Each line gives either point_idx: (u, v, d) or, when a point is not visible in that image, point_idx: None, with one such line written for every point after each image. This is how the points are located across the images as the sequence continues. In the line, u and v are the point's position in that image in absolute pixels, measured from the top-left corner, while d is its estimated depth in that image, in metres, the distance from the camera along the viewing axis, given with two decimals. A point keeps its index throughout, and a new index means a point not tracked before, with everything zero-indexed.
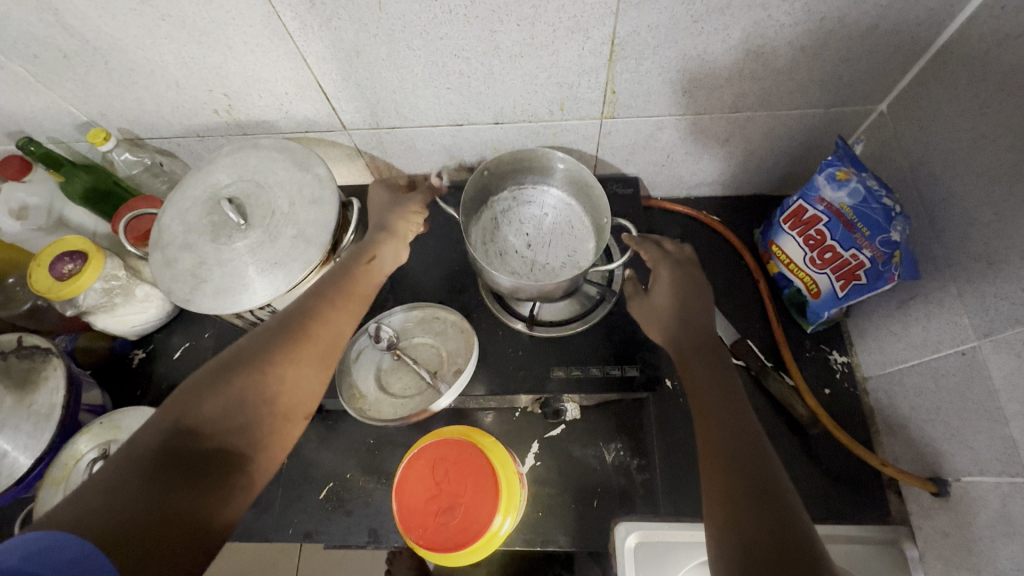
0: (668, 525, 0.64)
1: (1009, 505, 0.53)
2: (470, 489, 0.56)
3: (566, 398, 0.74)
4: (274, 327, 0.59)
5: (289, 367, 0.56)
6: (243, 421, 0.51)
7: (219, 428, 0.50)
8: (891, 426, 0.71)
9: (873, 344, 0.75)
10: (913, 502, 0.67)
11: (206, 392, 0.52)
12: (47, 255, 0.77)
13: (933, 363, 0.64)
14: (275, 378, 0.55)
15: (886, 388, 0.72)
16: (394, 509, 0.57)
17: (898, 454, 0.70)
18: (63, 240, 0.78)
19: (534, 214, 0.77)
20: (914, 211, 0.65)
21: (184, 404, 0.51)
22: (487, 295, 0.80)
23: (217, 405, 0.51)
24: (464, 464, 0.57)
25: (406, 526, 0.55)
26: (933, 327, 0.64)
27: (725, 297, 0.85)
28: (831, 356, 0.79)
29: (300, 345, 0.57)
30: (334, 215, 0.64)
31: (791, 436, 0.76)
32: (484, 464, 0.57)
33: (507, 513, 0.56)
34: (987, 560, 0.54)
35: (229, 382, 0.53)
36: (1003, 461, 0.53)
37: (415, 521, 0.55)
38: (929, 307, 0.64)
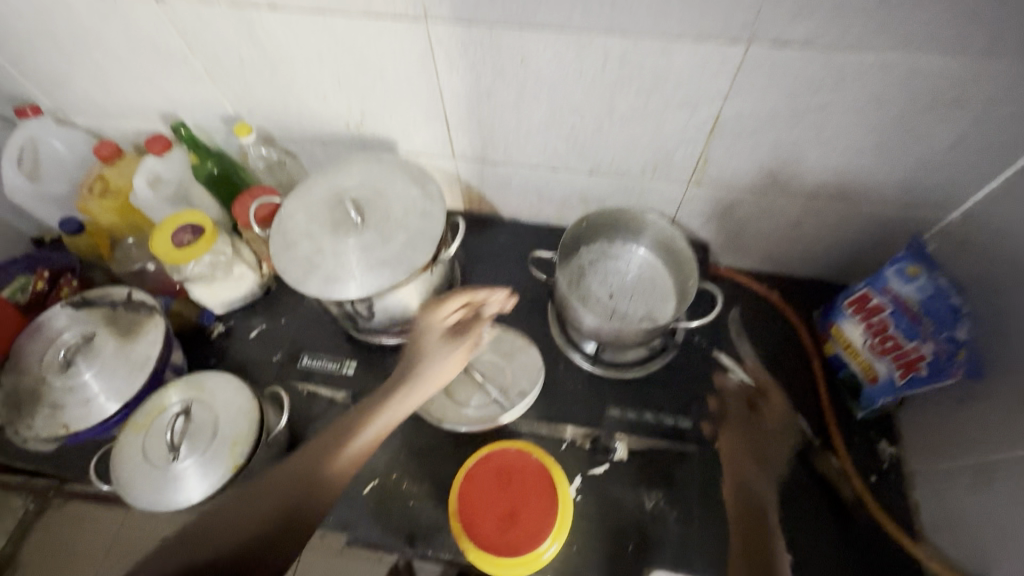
0: None
1: None
2: (530, 499, 0.59)
3: (617, 438, 0.77)
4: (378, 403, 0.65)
5: (300, 484, 0.58)
6: (252, 534, 0.54)
7: (230, 537, 0.54)
8: (938, 525, 0.71)
9: (925, 440, 0.76)
10: None
11: (229, 506, 0.57)
12: (169, 223, 0.85)
13: (989, 466, 0.65)
14: (285, 496, 0.57)
15: (934, 486, 0.73)
16: (455, 505, 0.60)
17: (945, 554, 0.69)
18: (187, 212, 0.87)
19: (620, 268, 0.84)
20: None
21: (219, 510, 0.57)
22: (555, 326, 0.85)
23: (236, 514, 0.56)
24: (531, 479, 0.60)
25: (465, 523, 0.58)
26: (990, 429, 0.65)
27: (778, 369, 0.87)
28: (879, 445, 0.81)
29: (316, 461, 0.60)
30: (439, 230, 0.71)
31: (835, 518, 0.75)
32: (549, 485, 0.60)
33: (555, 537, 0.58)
34: None
35: (250, 497, 0.58)
36: None
37: (474, 522, 0.58)
38: (988, 410, 0.66)
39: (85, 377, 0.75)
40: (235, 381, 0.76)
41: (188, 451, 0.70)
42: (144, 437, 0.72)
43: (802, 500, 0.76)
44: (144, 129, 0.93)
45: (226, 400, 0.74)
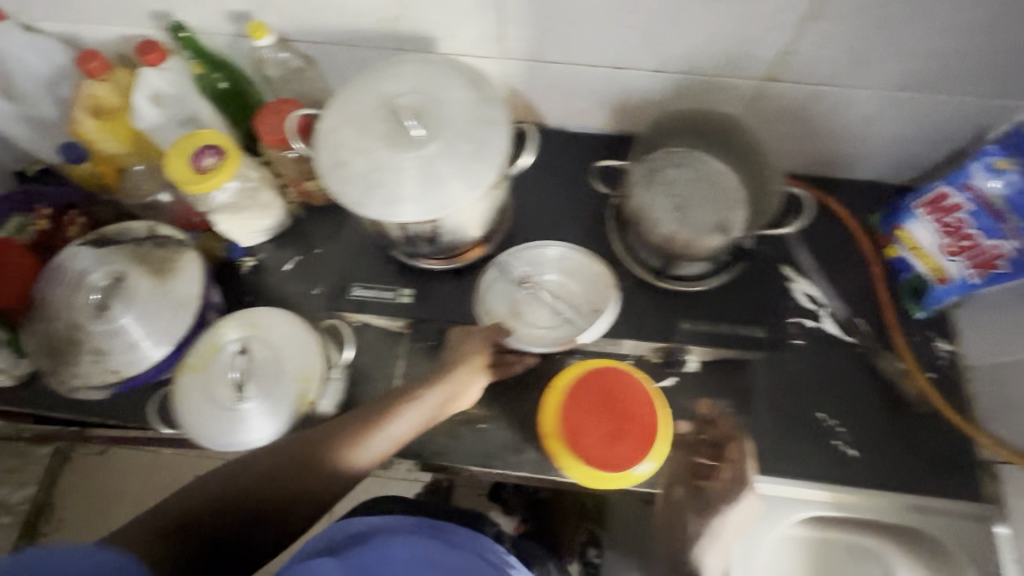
0: (783, 481, 0.76)
1: None
2: (635, 417, 0.58)
3: (689, 350, 0.76)
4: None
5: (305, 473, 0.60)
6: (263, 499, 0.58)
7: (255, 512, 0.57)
8: (995, 412, 0.75)
9: (987, 333, 0.78)
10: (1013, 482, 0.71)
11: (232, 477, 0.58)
12: (184, 146, 0.75)
13: None
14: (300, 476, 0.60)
15: (994, 377, 0.75)
16: (558, 420, 0.58)
17: (1003, 435, 0.73)
18: (201, 133, 0.76)
19: (690, 176, 0.78)
20: None
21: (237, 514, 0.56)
22: (616, 242, 0.81)
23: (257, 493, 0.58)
24: (639, 400, 0.59)
25: (570, 440, 0.58)
26: None
27: (839, 275, 0.86)
28: (935, 343, 0.82)
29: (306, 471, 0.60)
30: (508, 138, 0.65)
31: (897, 413, 0.78)
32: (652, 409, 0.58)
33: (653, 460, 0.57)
34: None
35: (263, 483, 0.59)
36: None
37: (587, 445, 0.58)
38: None
39: (124, 323, 0.69)
40: (292, 316, 0.71)
41: (256, 394, 0.66)
42: (204, 377, 0.68)
43: (862, 399, 0.79)
44: (129, 34, 0.79)
45: (285, 336, 0.70)
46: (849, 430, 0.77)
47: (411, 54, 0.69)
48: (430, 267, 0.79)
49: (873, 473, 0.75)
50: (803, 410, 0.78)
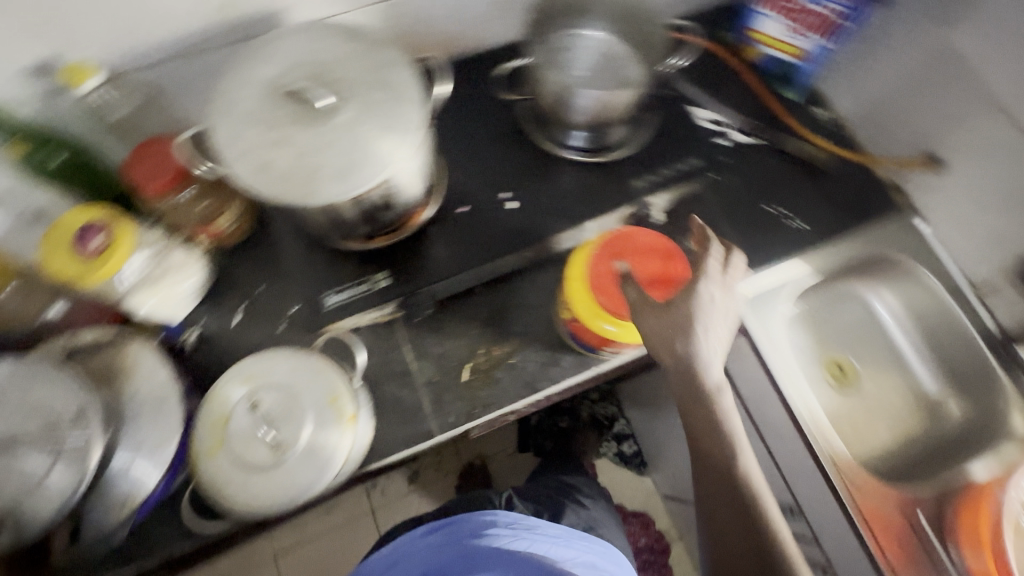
0: (762, 270, 0.83)
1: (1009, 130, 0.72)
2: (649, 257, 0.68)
3: (650, 203, 0.82)
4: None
5: None
6: None
7: None
8: (875, 138, 0.89)
9: (846, 85, 0.91)
10: (915, 186, 0.86)
11: None
12: (71, 228, 0.65)
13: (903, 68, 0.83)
14: None
15: (871, 115, 0.88)
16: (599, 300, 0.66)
17: (889, 148, 0.88)
18: (90, 208, 0.66)
19: (579, 57, 0.80)
20: None
21: None
22: (546, 142, 0.82)
23: None
24: (637, 244, 0.68)
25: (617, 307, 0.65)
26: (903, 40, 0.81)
27: (723, 91, 0.92)
28: (817, 112, 0.92)
29: None
30: (414, 73, 0.62)
31: (821, 178, 0.87)
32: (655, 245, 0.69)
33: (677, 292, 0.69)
34: (993, 175, 0.76)
35: None
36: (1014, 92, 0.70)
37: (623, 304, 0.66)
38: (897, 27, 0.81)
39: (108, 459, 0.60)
40: (298, 352, 0.67)
41: (294, 443, 0.62)
42: (228, 453, 0.62)
43: (778, 176, 0.87)
44: None
45: (287, 373, 0.66)
46: (790, 208, 0.87)
47: (284, 28, 0.67)
48: (375, 245, 0.76)
49: (824, 228, 0.84)
50: (742, 205, 0.85)
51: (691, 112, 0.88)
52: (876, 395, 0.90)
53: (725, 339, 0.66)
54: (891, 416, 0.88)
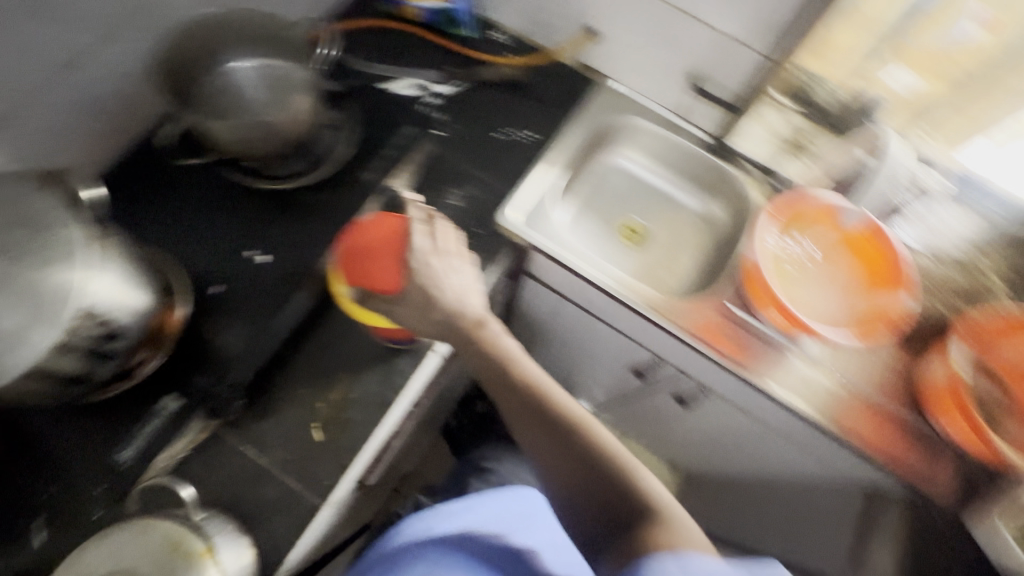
0: (514, 190, 0.89)
1: None
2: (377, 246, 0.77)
3: (392, 186, 0.83)
4: (606, 483, 0.66)
5: None
6: None
7: None
8: (545, 37, 0.98)
9: (497, 4, 0.98)
10: (593, 58, 0.97)
11: None
12: None
13: None
14: None
15: (530, 20, 0.97)
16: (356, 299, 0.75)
17: (558, 39, 0.98)
18: None
19: (244, 92, 0.73)
20: None
21: None
22: (263, 180, 0.80)
23: None
24: (362, 241, 0.76)
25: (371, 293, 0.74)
26: None
27: (410, 60, 0.97)
28: (493, 36, 1.00)
29: None
30: (54, 188, 0.55)
31: (522, 88, 0.96)
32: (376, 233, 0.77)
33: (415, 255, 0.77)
34: (631, 21, 0.88)
35: None
36: None
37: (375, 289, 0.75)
38: None
39: None
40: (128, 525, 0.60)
41: None
42: None
43: (491, 105, 0.95)
44: None
45: (120, 553, 0.58)
46: (515, 126, 0.94)
47: None
48: (128, 380, 0.68)
49: (547, 127, 0.94)
50: (476, 145, 0.91)
51: (386, 88, 0.92)
52: (670, 234, 1.00)
53: (474, 280, 0.79)
54: (688, 245, 0.99)
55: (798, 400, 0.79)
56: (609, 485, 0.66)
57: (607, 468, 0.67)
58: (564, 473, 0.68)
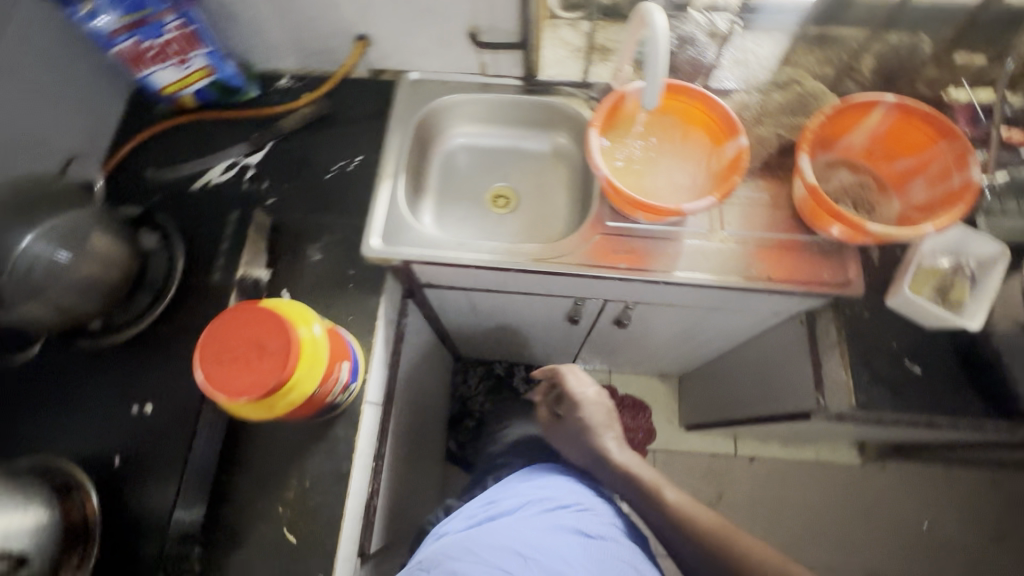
0: (371, 218, 0.86)
1: None
2: (246, 329, 0.59)
3: (248, 271, 0.79)
4: (682, 534, 0.77)
5: None
6: None
7: None
8: (329, 59, 0.95)
9: (266, 50, 0.93)
10: (384, 60, 0.94)
11: None
12: None
13: (272, 10, 0.86)
14: None
15: (306, 53, 0.94)
16: (251, 396, 0.58)
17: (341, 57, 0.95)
18: None
19: (47, 262, 0.62)
20: None
21: None
22: (119, 335, 0.74)
23: None
24: (229, 332, 0.59)
25: (267, 386, 0.58)
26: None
27: (214, 144, 0.93)
28: (279, 83, 0.98)
29: None
30: None
31: (329, 120, 0.94)
32: (242, 317, 0.59)
33: (301, 322, 0.63)
34: (397, 13, 0.84)
35: None
36: None
37: (266, 378, 0.58)
38: None
39: None
40: None
41: None
42: None
43: (310, 149, 0.92)
44: None
45: None
46: (341, 158, 0.92)
47: None
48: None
49: (372, 146, 0.93)
50: (316, 194, 0.89)
51: (202, 184, 0.90)
52: (534, 184, 1.02)
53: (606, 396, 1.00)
54: (554, 185, 1.02)
55: (703, 276, 0.81)
56: (680, 521, 0.78)
57: (655, 498, 0.82)
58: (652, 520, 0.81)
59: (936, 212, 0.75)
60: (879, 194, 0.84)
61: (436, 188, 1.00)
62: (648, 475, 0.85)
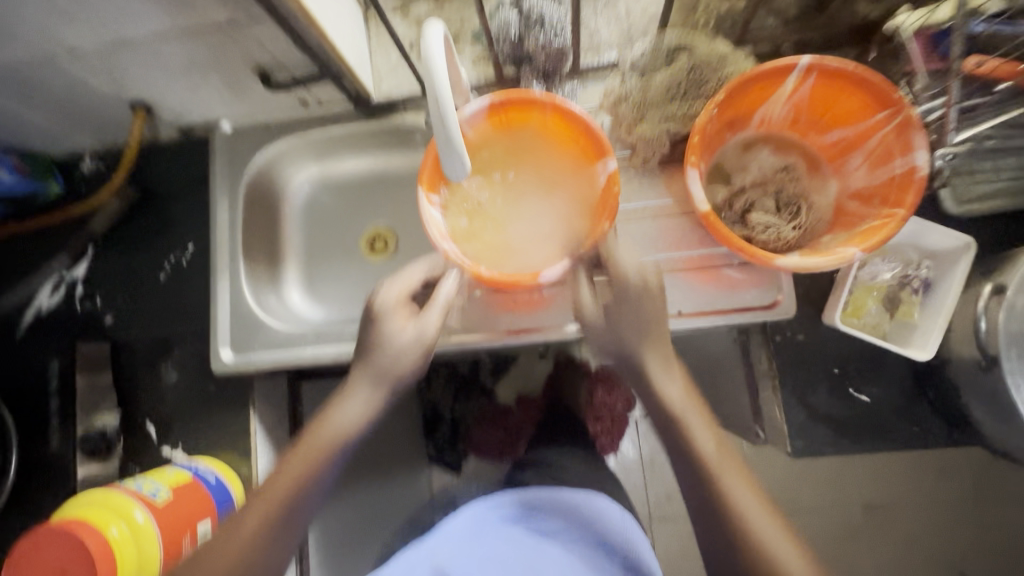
0: (214, 327, 0.73)
1: (87, 55, 0.60)
2: (46, 555, 0.53)
3: (93, 420, 0.70)
4: (707, 527, 0.52)
5: None
6: None
7: None
8: (123, 130, 0.78)
9: (46, 138, 0.77)
10: (184, 118, 0.76)
11: None
12: None
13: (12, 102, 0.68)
14: None
15: (93, 130, 0.77)
16: None
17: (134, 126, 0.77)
18: None
19: None
20: None
21: None
22: None
23: None
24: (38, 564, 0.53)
25: None
26: None
27: (32, 262, 0.80)
28: (84, 168, 0.82)
29: None
30: None
31: (149, 206, 0.80)
32: (39, 542, 0.53)
33: (110, 520, 0.56)
34: (157, 72, 0.65)
35: None
36: (29, 46, 0.57)
37: None
38: None
39: None
40: None
41: None
42: None
43: (136, 247, 0.79)
44: None
45: None
46: (173, 251, 0.79)
47: None
48: None
49: (202, 229, 0.79)
50: (156, 302, 0.78)
51: (32, 313, 0.79)
52: (409, 219, 0.85)
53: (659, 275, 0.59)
54: None
55: None
56: (727, 518, 0.51)
57: (712, 491, 0.52)
58: (691, 510, 0.53)
59: (873, 211, 0.58)
60: (811, 176, 0.65)
61: (297, 245, 0.84)
62: (730, 481, 0.52)
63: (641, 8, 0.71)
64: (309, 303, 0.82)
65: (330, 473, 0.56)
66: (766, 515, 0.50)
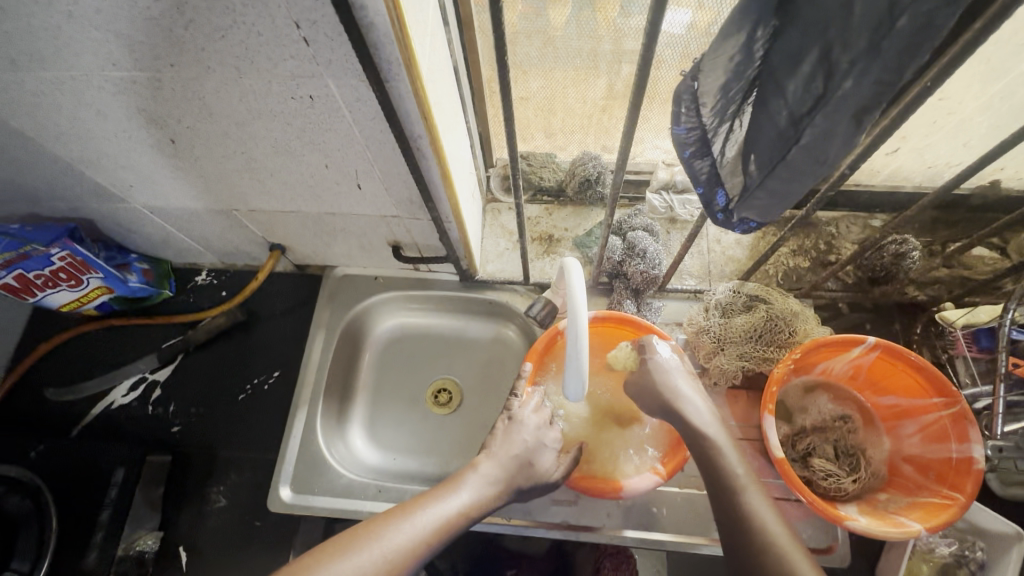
0: (281, 461, 0.75)
1: (258, 212, 0.71)
2: None
3: (133, 539, 0.72)
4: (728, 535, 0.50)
5: None
6: None
7: None
8: (247, 258, 0.87)
9: (179, 254, 0.86)
10: (306, 260, 0.86)
11: None
12: None
13: (172, 229, 0.78)
14: None
15: (222, 254, 0.87)
16: None
17: (258, 257, 0.86)
18: None
19: None
20: (33, 215, 0.71)
21: None
22: None
23: None
24: None
25: None
26: (137, 223, 0.75)
27: (121, 356, 0.86)
28: (198, 280, 0.91)
29: None
30: None
31: (249, 327, 0.87)
32: None
33: None
34: (305, 230, 0.76)
35: None
36: (218, 201, 0.68)
37: None
38: (118, 220, 0.74)
39: None
40: None
41: None
42: None
43: (224, 362, 0.84)
44: None
45: None
46: (258, 373, 0.84)
47: None
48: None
49: (292, 360, 0.85)
50: (227, 420, 0.81)
51: (103, 407, 0.82)
52: (483, 380, 0.87)
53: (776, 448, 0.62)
54: (504, 384, 0.86)
55: (662, 538, 0.68)
56: (737, 516, 0.50)
57: (727, 492, 0.52)
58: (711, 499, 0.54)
59: (930, 484, 0.63)
60: (866, 430, 0.72)
61: (370, 378, 0.87)
62: (733, 458, 0.54)
63: (721, 250, 0.83)
64: (370, 447, 0.83)
65: (390, 544, 0.49)
66: (751, 487, 0.52)
